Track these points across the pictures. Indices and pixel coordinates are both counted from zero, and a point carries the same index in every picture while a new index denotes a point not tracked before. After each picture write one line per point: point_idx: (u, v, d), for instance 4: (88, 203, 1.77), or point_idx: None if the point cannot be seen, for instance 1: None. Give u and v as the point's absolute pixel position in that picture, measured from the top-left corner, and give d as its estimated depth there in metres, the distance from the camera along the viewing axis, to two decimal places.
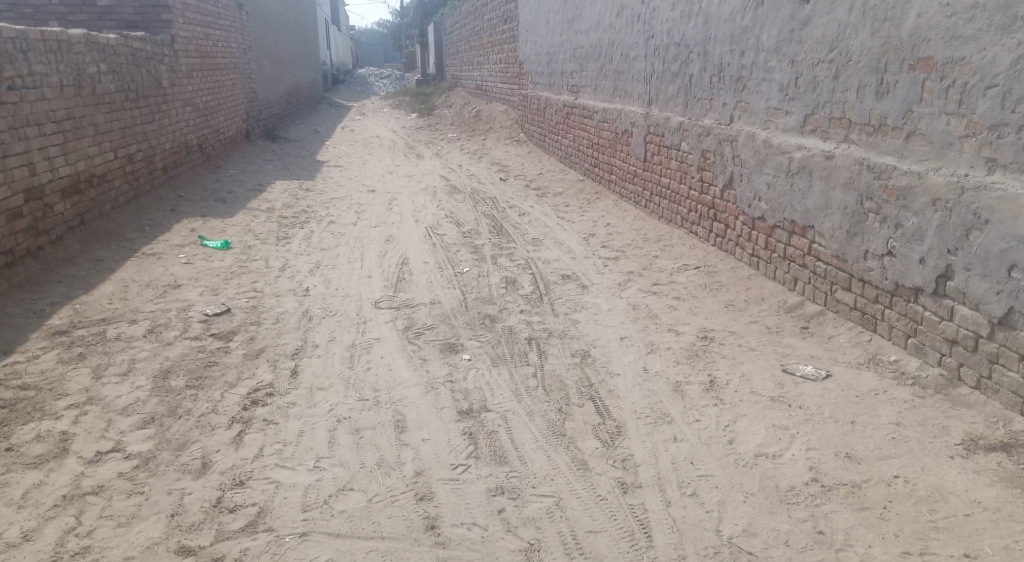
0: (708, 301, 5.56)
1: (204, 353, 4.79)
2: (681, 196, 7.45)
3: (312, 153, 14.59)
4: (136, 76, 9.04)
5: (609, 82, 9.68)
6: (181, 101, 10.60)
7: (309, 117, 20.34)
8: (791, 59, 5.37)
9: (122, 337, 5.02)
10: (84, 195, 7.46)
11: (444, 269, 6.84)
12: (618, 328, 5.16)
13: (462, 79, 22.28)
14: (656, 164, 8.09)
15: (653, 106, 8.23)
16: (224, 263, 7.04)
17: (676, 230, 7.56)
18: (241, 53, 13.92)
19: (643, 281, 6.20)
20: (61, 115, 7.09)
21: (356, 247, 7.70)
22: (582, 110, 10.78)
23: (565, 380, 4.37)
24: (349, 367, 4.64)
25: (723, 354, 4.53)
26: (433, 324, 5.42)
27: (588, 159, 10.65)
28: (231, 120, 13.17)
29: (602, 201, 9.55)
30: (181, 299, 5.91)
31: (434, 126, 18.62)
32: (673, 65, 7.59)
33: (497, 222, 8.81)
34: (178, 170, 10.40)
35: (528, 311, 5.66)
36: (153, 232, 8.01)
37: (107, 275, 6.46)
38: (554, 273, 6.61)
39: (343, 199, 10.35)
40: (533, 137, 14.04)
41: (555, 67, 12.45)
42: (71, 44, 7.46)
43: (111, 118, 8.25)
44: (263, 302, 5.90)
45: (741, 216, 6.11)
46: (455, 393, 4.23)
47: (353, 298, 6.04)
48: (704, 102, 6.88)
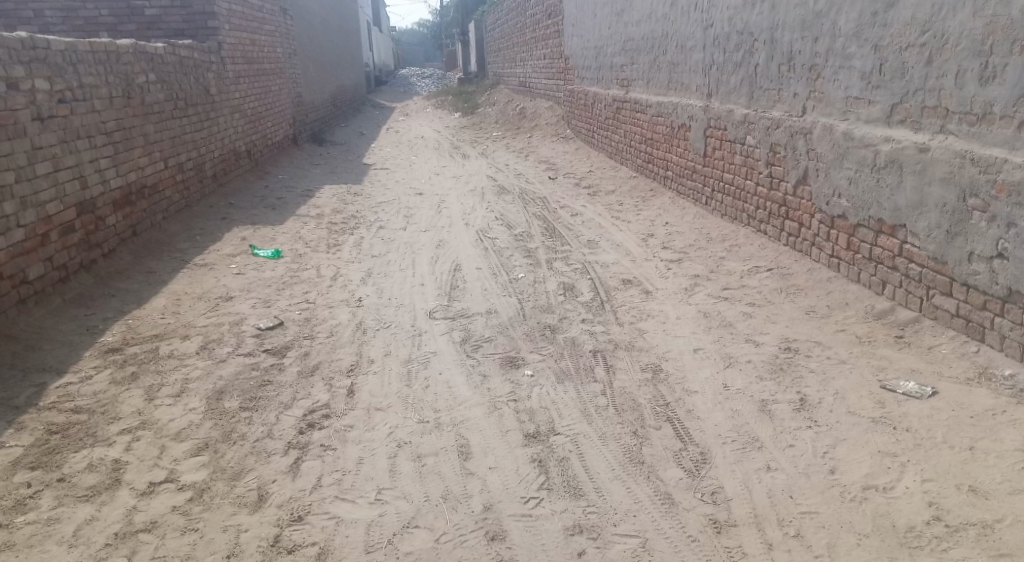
0: (786, 307, 5.19)
1: (257, 370, 4.61)
2: (746, 194, 7.05)
3: (358, 156, 14.49)
4: (184, 84, 8.99)
5: (664, 74, 9.29)
6: (229, 108, 10.56)
7: (353, 119, 20.33)
8: (874, 44, 4.95)
9: (175, 355, 4.88)
10: (135, 206, 7.41)
11: (498, 275, 6.58)
12: (690, 338, 4.83)
13: (504, 76, 22.00)
14: (717, 160, 7.70)
15: (713, 98, 7.82)
16: (275, 272, 6.90)
17: (741, 230, 7.17)
18: (286, 58, 13.89)
19: (712, 285, 5.84)
20: (111, 126, 7.04)
21: (407, 254, 7.48)
22: (634, 104, 10.40)
23: (637, 399, 4.06)
24: (406, 384, 4.40)
25: (811, 369, 4.19)
26: (492, 335, 5.16)
27: (641, 155, 10.27)
28: (278, 125, 13.13)
29: (658, 199, 9.17)
30: (233, 312, 5.76)
31: (478, 125, 18.37)
32: (735, 54, 7.19)
33: (549, 224, 8.51)
34: (227, 177, 10.36)
35: (591, 319, 5.36)
36: (204, 241, 7.93)
37: (159, 288, 6.37)
38: (615, 278, 6.29)
39: (391, 203, 10.18)
40: (580, 133, 13.68)
41: (603, 61, 12.08)
42: (120, 54, 7.41)
43: (160, 127, 8.19)
44: (315, 314, 5.72)
45: (818, 214, 5.71)
46: (520, 413, 3.95)
47: (407, 308, 5.81)
48: (772, 93, 6.48)
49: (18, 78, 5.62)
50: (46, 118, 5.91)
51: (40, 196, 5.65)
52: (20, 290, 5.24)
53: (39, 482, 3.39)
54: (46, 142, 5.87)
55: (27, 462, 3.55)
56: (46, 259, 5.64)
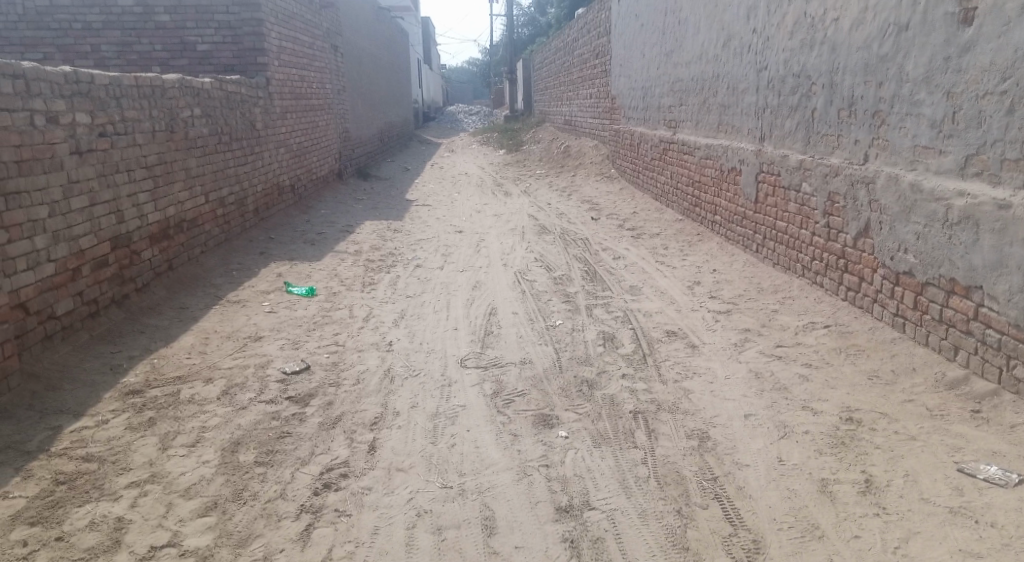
0: (846, 370, 4.79)
1: (277, 420, 4.39)
2: (801, 243, 6.68)
3: (401, 191, 14.44)
4: (230, 119, 9.02)
5: (713, 116, 9.02)
6: (274, 142, 10.59)
7: (399, 154, 20.43)
8: (946, 91, 4.67)
9: (196, 399, 4.69)
10: (173, 240, 7.36)
11: (535, 322, 6.29)
12: (740, 402, 4.46)
13: (549, 114, 21.96)
14: (770, 206, 7.34)
15: (766, 142, 7.51)
16: (307, 311, 6.73)
17: (795, 281, 6.77)
18: (334, 94, 14.00)
19: (764, 341, 5.46)
20: (152, 161, 7.02)
21: (442, 295, 7.27)
22: (682, 145, 10.12)
23: (682, 471, 3.71)
24: (432, 441, 4.12)
25: (876, 445, 3.79)
26: (526, 388, 4.86)
27: (688, 198, 9.95)
28: (323, 160, 13.17)
29: (705, 244, 8.81)
30: (260, 354, 5.58)
31: (522, 162, 18.26)
32: (791, 98, 6.89)
33: (591, 267, 8.22)
34: (269, 211, 10.35)
35: (632, 375, 5.02)
36: (239, 277, 7.84)
37: (189, 325, 6.25)
38: (658, 329, 5.95)
39: (430, 241, 10.01)
40: (625, 173, 13.41)
41: (650, 101, 11.85)
42: (165, 89, 7.44)
43: (202, 162, 8.19)
44: (344, 359, 5.50)
45: (882, 269, 5.37)
46: (552, 482, 3.63)
47: (439, 355, 5.56)
48: (831, 138, 6.17)
49: (59, 112, 5.61)
50: (85, 151, 5.88)
51: (74, 230, 5.58)
52: (47, 326, 5.13)
53: (36, 540, 3.21)
54: (84, 176, 5.83)
55: (28, 516, 3.37)
56: (75, 294, 5.55)
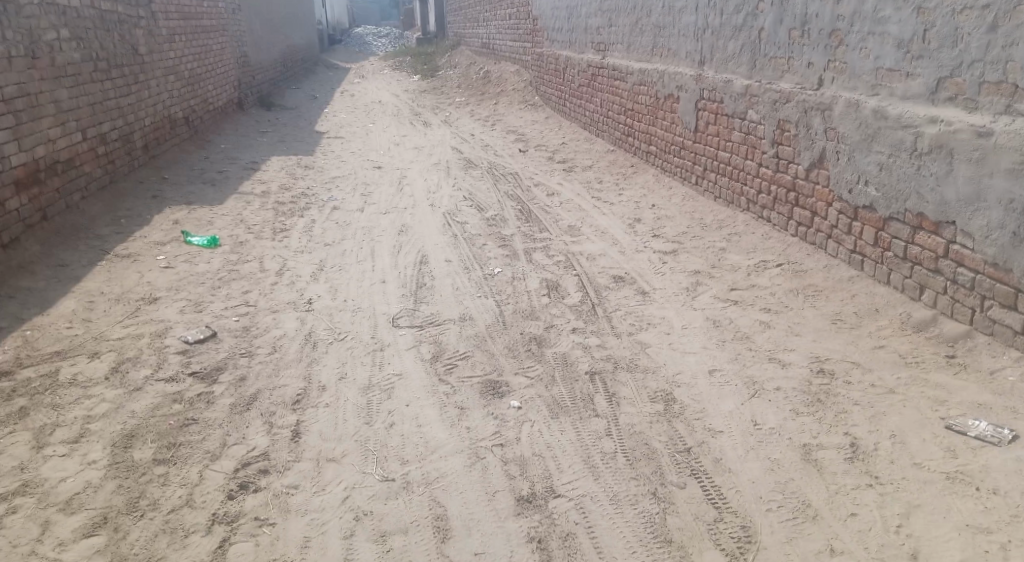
0: (807, 315, 4.50)
1: (180, 405, 3.74)
2: (746, 176, 6.32)
3: (310, 123, 13.35)
4: (106, 42, 7.85)
5: (647, 39, 8.48)
6: (163, 69, 9.40)
7: (306, 81, 19.01)
8: (916, 7, 4.30)
9: (79, 381, 3.96)
10: (45, 186, 6.35)
11: (470, 270, 5.75)
12: (703, 356, 4.09)
13: (465, 38, 20.82)
14: (711, 136, 6.94)
15: (706, 67, 7.05)
16: (210, 265, 5.96)
17: (739, 216, 6.45)
18: (230, 15, 12.65)
19: (717, 285, 5.11)
20: (11, 93, 5.95)
21: (365, 242, 6.61)
22: (612, 71, 9.56)
23: (651, 442, 3.32)
24: (366, 420, 3.59)
25: (854, 401, 3.51)
26: (468, 351, 4.36)
27: (620, 127, 9.46)
28: (221, 89, 11.93)
29: (641, 177, 8.40)
30: (157, 320, 4.83)
31: (438, 89, 17.28)
32: (735, 18, 6.42)
33: (524, 205, 7.69)
34: (161, 148, 9.24)
35: (583, 329, 4.60)
36: (129, 226, 6.91)
37: (69, 287, 5.39)
38: (604, 275, 5.53)
39: (347, 178, 9.21)
40: (550, 100, 12.77)
41: (576, 23, 11.17)
42: (21, 6, 6.29)
43: (76, 93, 7.07)
44: (256, 322, 4.83)
45: (838, 203, 5.06)
46: (508, 465, 3.20)
47: (367, 314, 4.97)
48: (780, 62, 5.77)
49: None
50: None
51: None
52: None
53: None
54: None
55: None
56: None
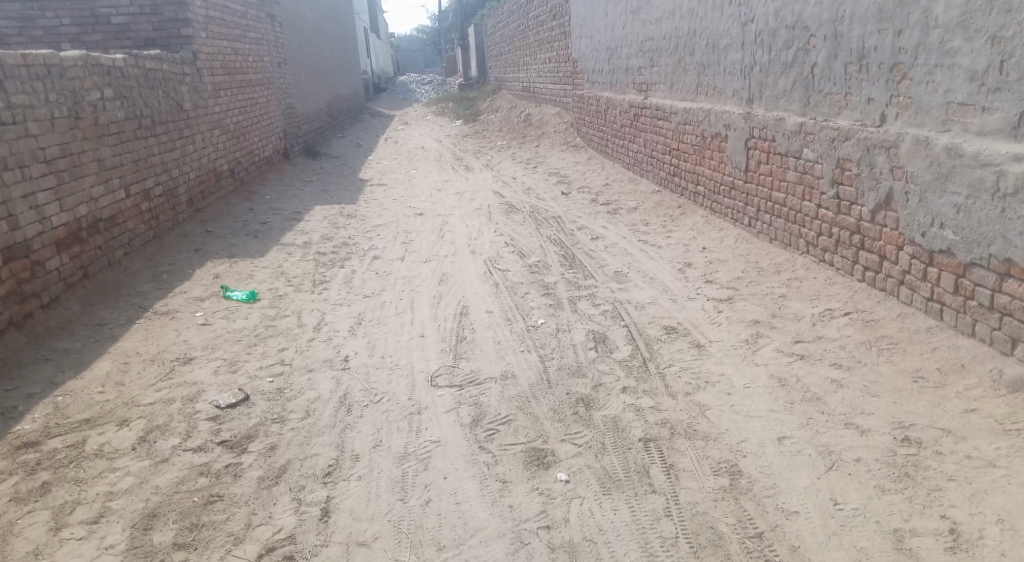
0: (884, 372, 4.09)
1: (206, 479, 3.52)
2: (804, 217, 5.95)
3: (353, 170, 13.39)
4: (151, 100, 7.93)
5: (691, 77, 8.22)
6: (207, 123, 9.49)
7: (351, 129, 19.25)
8: (992, 36, 3.96)
9: (105, 452, 3.78)
10: (87, 243, 6.32)
11: (513, 323, 5.48)
12: (769, 421, 3.72)
13: (506, 82, 20.91)
14: (764, 175, 6.59)
15: (756, 104, 6.74)
16: (248, 321, 5.82)
17: (798, 259, 6.05)
18: (274, 68, 12.85)
19: (779, 337, 4.73)
20: (53, 153, 5.97)
21: (404, 293, 6.41)
22: (655, 110, 9.31)
23: (717, 526, 3.00)
24: (400, 498, 3.33)
25: (949, 477, 3.12)
26: (510, 414, 4.06)
27: (665, 167, 9.17)
28: (266, 140, 12.05)
29: (689, 218, 8.06)
30: (190, 382, 4.66)
31: (480, 133, 17.28)
32: (785, 53, 6.12)
33: (568, 251, 7.42)
34: (206, 200, 9.28)
35: (634, 388, 4.26)
36: (170, 281, 6.85)
37: (106, 347, 5.28)
38: (655, 326, 5.20)
39: (388, 226, 9.10)
40: (592, 141, 12.57)
41: (617, 63, 11.00)
42: (65, 67, 6.36)
43: (119, 150, 7.11)
44: (290, 383, 4.62)
45: (910, 246, 4.66)
46: (556, 553, 2.93)
47: (404, 373, 4.72)
48: (837, 98, 5.42)
49: None
50: None
51: None
52: None
53: None
54: None
55: None
56: None
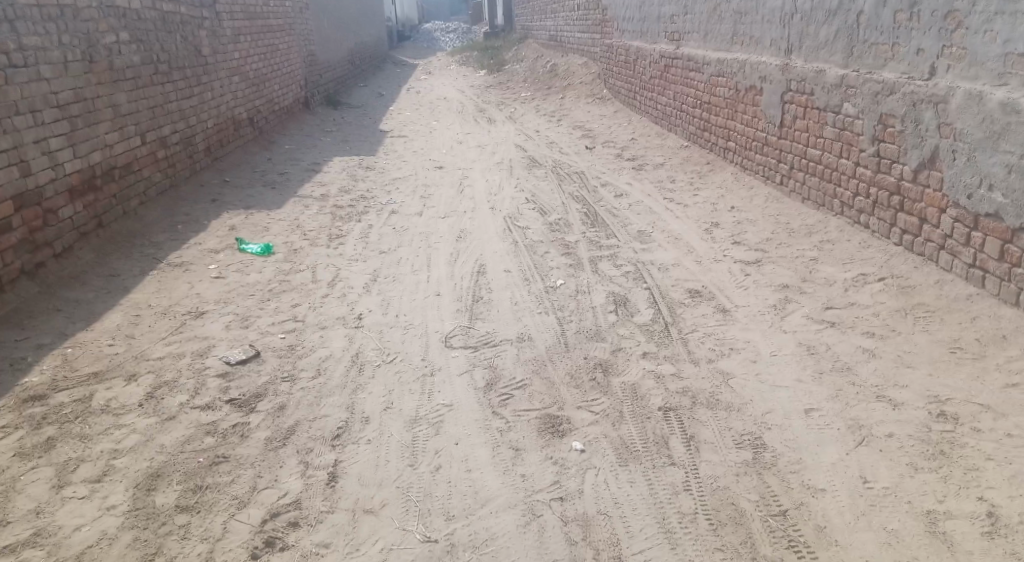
0: (919, 342, 3.88)
1: (212, 438, 3.45)
2: (840, 177, 5.67)
3: (374, 121, 13.16)
4: (168, 44, 7.74)
5: (726, 26, 7.85)
6: (226, 70, 9.29)
7: (373, 78, 18.92)
8: None
9: (112, 408, 3.72)
10: (101, 192, 6.22)
11: (531, 282, 5.32)
12: (796, 392, 3.54)
13: (533, 32, 20.36)
14: (799, 132, 6.29)
15: (794, 56, 6.40)
16: (262, 275, 5.72)
17: (831, 220, 5.79)
18: (296, 13, 12.56)
19: (809, 303, 4.52)
20: (67, 98, 5.83)
21: (422, 249, 6.26)
22: (687, 62, 8.94)
23: (739, 503, 2.86)
24: (410, 463, 3.23)
25: (987, 456, 2.94)
26: (526, 378, 3.93)
27: (694, 122, 8.84)
28: (286, 88, 11.84)
29: (717, 175, 7.78)
30: (201, 337, 4.58)
31: (504, 84, 16.88)
32: (829, 0, 5.77)
33: (590, 208, 7.21)
34: (224, 150, 9.14)
35: (655, 354, 4.10)
36: (185, 232, 6.76)
37: (118, 299, 5.21)
38: (678, 289, 5.01)
39: (407, 179, 8.91)
40: (619, 94, 12.20)
41: (648, 12, 10.57)
42: (79, 9, 6.17)
43: (135, 96, 6.95)
44: (302, 341, 4.52)
45: (953, 209, 4.40)
46: (569, 527, 2.82)
47: (418, 332, 4.60)
48: (884, 49, 5.11)
49: None
50: None
51: None
52: None
53: None
54: None
55: None
56: None
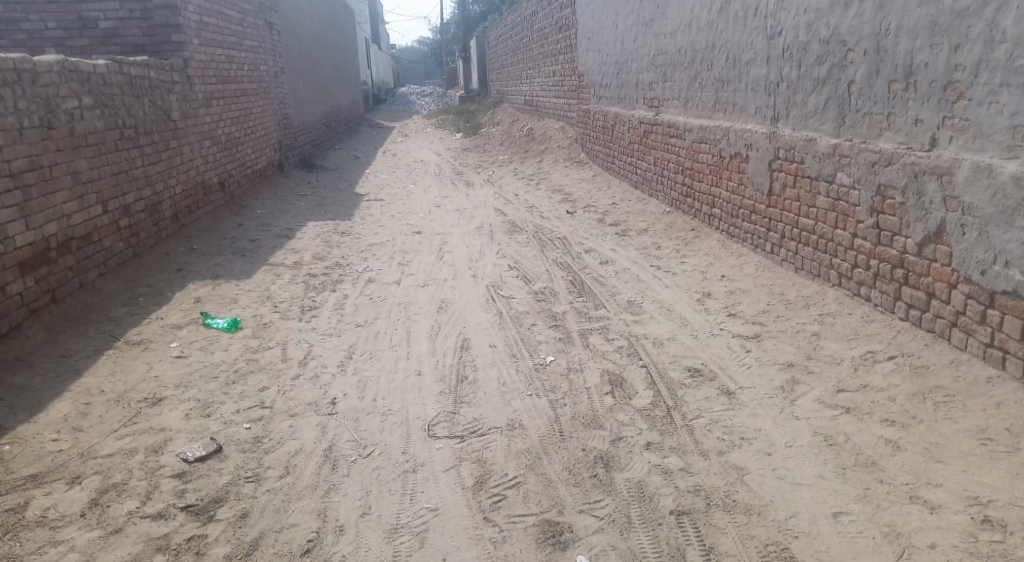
0: (944, 432, 3.60)
1: (164, 557, 3.05)
2: (837, 247, 5.47)
3: (349, 184, 12.91)
4: (135, 109, 7.44)
5: (708, 93, 7.77)
6: (197, 134, 9.01)
7: (348, 140, 18.80)
8: None
9: (48, 520, 3.27)
10: (56, 265, 5.80)
11: (519, 360, 4.97)
12: (820, 492, 3.24)
13: (508, 95, 20.50)
14: (790, 200, 6.12)
15: (781, 123, 6.28)
16: (227, 354, 5.31)
17: (828, 291, 5.56)
18: (271, 77, 12.40)
19: (819, 384, 4.23)
20: (20, 166, 5.47)
21: (400, 322, 5.90)
22: (667, 127, 8.86)
23: None
24: None
25: None
26: (519, 475, 3.56)
27: (677, 186, 8.69)
28: (260, 151, 11.57)
29: (704, 241, 7.58)
30: (157, 429, 4.14)
31: (480, 147, 16.82)
32: (817, 69, 5.67)
33: (576, 276, 6.93)
34: (192, 216, 8.77)
35: (659, 444, 3.75)
36: (147, 306, 6.33)
37: (67, 384, 4.75)
38: (676, 367, 4.69)
39: (384, 246, 8.60)
40: (597, 157, 12.12)
41: (626, 77, 10.56)
42: (38, 73, 5.87)
43: (97, 163, 6.59)
44: (270, 431, 4.10)
45: (965, 285, 4.18)
46: None
47: (398, 419, 4.20)
48: (878, 119, 4.97)
49: None
50: None
51: None
52: None
53: None
54: None
55: None
56: None
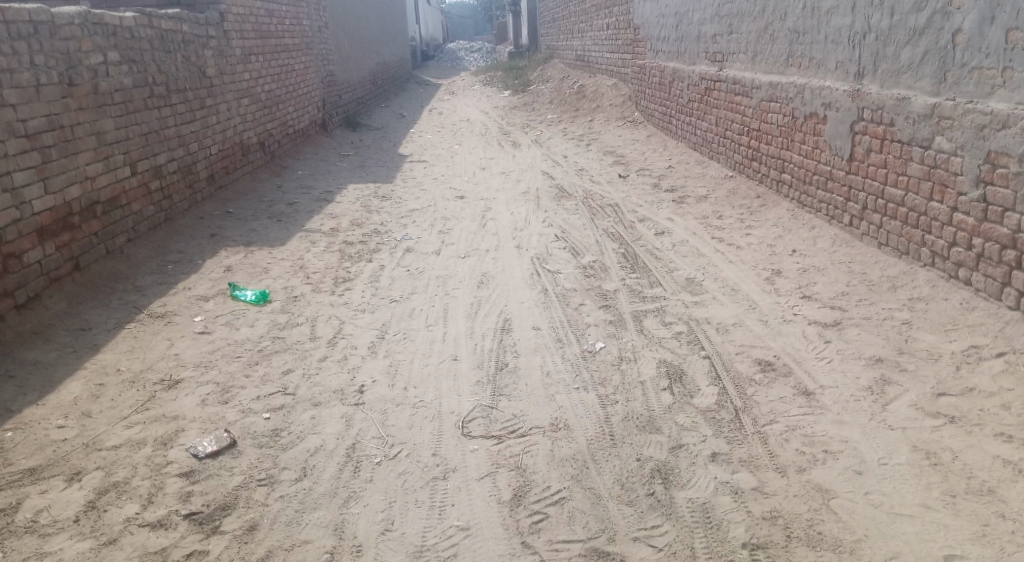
0: None
1: None
2: (931, 221, 4.78)
3: (393, 144, 12.44)
4: (166, 64, 7.06)
5: (780, 45, 7.02)
6: (234, 92, 8.62)
7: (395, 98, 18.30)
8: None
9: (39, 526, 2.97)
10: (79, 231, 5.50)
11: (565, 346, 4.47)
12: (926, 528, 2.72)
13: (559, 52, 19.66)
14: (876, 166, 5.41)
15: (867, 80, 5.54)
16: (252, 330, 4.94)
17: (918, 272, 4.90)
18: (315, 33, 11.93)
19: (914, 385, 3.65)
20: (38, 126, 5.14)
21: (437, 298, 5.45)
22: (732, 84, 8.11)
23: None
24: None
25: None
26: (563, 488, 3.10)
27: (741, 149, 7.97)
28: (302, 110, 11.17)
29: (771, 211, 6.91)
30: (170, 416, 3.79)
31: (529, 106, 16.12)
32: (915, 17, 4.92)
33: (630, 248, 6.36)
34: (229, 177, 8.43)
35: (728, 456, 3.23)
36: (175, 274, 6.02)
37: (83, 362, 4.45)
38: (744, 359, 4.14)
39: (425, 211, 8.15)
40: (652, 117, 11.39)
41: (686, 31, 9.77)
42: (57, 26, 5.50)
43: (124, 122, 6.24)
44: (290, 423, 3.72)
45: None
46: None
47: (429, 414, 3.77)
48: (990, 75, 4.26)
49: None
50: None
51: None
52: None
53: None
54: None
55: None
56: None
